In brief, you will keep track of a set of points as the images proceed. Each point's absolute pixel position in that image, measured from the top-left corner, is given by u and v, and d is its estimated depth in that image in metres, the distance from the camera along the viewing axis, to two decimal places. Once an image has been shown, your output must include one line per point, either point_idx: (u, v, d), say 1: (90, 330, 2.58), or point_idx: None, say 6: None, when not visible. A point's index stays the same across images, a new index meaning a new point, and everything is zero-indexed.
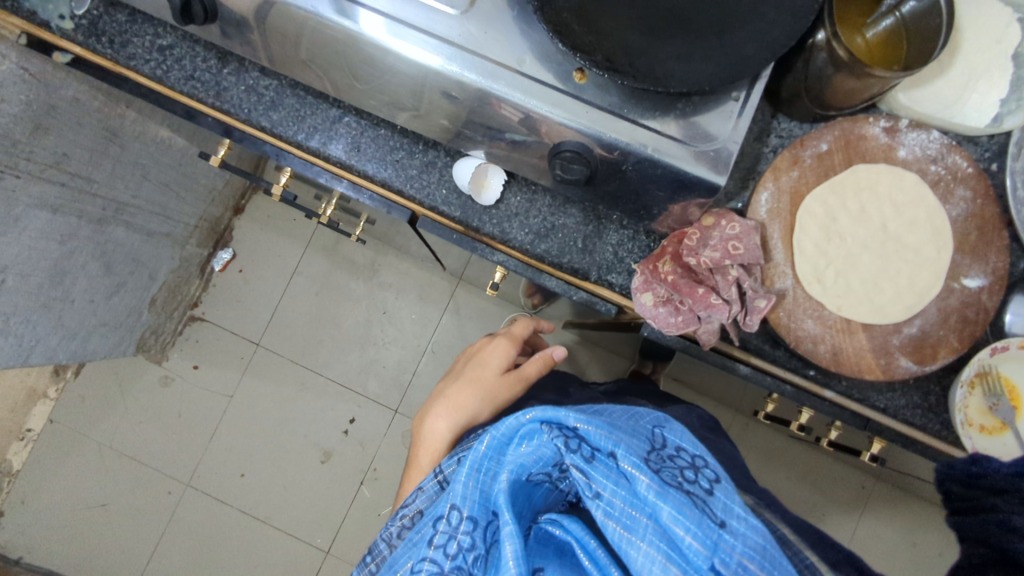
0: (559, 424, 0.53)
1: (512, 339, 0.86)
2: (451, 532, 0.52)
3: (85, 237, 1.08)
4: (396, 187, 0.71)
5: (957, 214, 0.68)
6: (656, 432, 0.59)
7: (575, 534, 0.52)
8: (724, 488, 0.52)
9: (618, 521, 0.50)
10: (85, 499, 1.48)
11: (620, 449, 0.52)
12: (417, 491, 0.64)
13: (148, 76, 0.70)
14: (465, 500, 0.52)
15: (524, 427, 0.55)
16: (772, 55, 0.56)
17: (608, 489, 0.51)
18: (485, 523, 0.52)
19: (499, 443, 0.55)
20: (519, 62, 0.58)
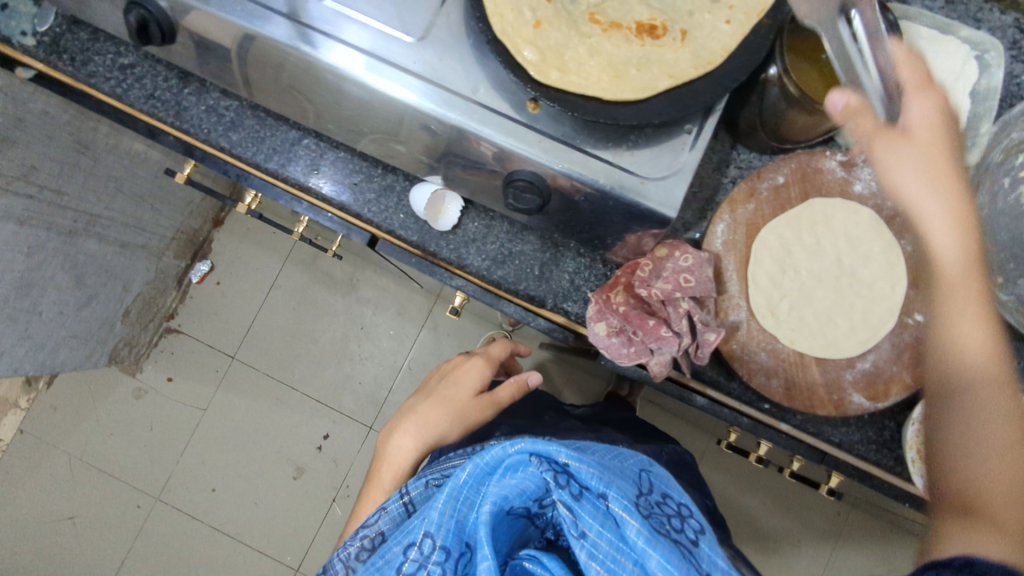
0: (550, 458, 0.52)
1: (489, 360, 0.85)
2: (423, 560, 0.51)
3: (53, 249, 1.07)
4: (354, 211, 0.71)
5: (912, 249, 0.68)
6: (639, 471, 0.59)
7: (554, 571, 0.52)
8: (708, 538, 0.53)
9: (601, 563, 0.50)
10: (52, 512, 1.46)
11: (610, 491, 0.51)
12: (380, 512, 0.60)
13: (109, 94, 0.70)
14: (440, 528, 0.51)
15: (510, 458, 0.53)
16: (723, 89, 0.56)
17: (593, 529, 0.51)
18: (457, 553, 0.52)
19: (483, 472, 0.53)
20: (473, 90, 0.58)
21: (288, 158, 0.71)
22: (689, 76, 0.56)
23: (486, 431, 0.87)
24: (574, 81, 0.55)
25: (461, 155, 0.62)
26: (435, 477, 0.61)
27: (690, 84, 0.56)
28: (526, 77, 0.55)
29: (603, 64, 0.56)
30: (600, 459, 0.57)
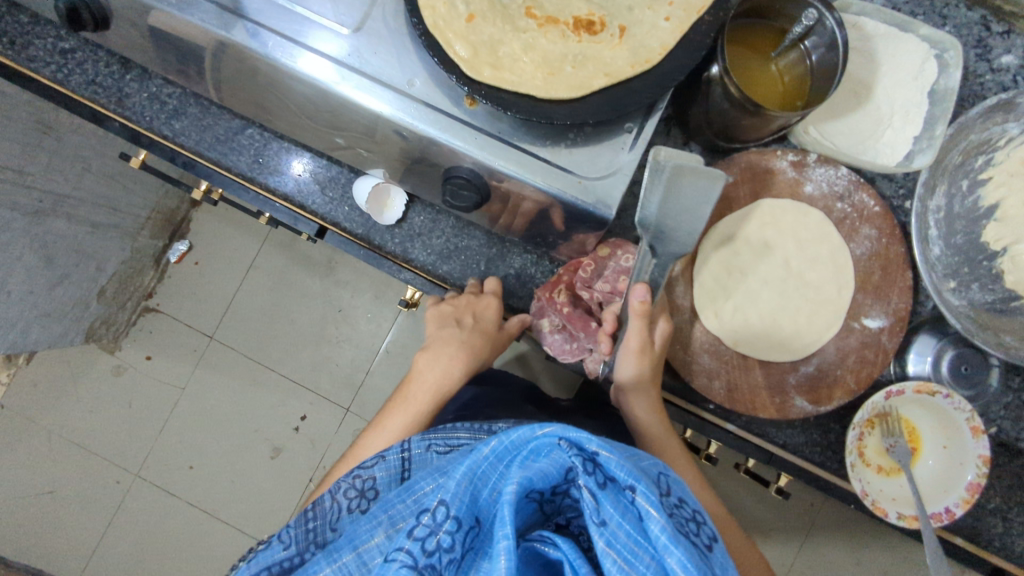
0: (580, 445, 0.50)
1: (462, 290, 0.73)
2: (434, 528, 0.47)
3: (21, 229, 1.07)
4: (299, 202, 0.70)
5: (861, 252, 0.67)
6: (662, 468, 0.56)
7: (568, 557, 0.49)
8: (721, 549, 0.51)
9: (618, 554, 0.47)
10: (34, 485, 1.49)
11: (639, 485, 0.49)
12: (378, 459, 0.61)
13: (49, 78, 0.69)
14: (455, 499, 0.48)
15: (536, 441, 0.51)
16: (660, 90, 0.55)
17: (614, 519, 0.48)
18: (468, 527, 0.49)
19: (506, 451, 0.51)
20: (408, 84, 0.57)
21: (232, 148, 0.70)
22: (627, 76, 0.55)
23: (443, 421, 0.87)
24: (506, 79, 0.54)
25: (406, 152, 0.61)
26: (438, 444, 0.60)
27: (626, 82, 0.55)
28: (458, 72, 0.54)
29: (537, 62, 0.55)
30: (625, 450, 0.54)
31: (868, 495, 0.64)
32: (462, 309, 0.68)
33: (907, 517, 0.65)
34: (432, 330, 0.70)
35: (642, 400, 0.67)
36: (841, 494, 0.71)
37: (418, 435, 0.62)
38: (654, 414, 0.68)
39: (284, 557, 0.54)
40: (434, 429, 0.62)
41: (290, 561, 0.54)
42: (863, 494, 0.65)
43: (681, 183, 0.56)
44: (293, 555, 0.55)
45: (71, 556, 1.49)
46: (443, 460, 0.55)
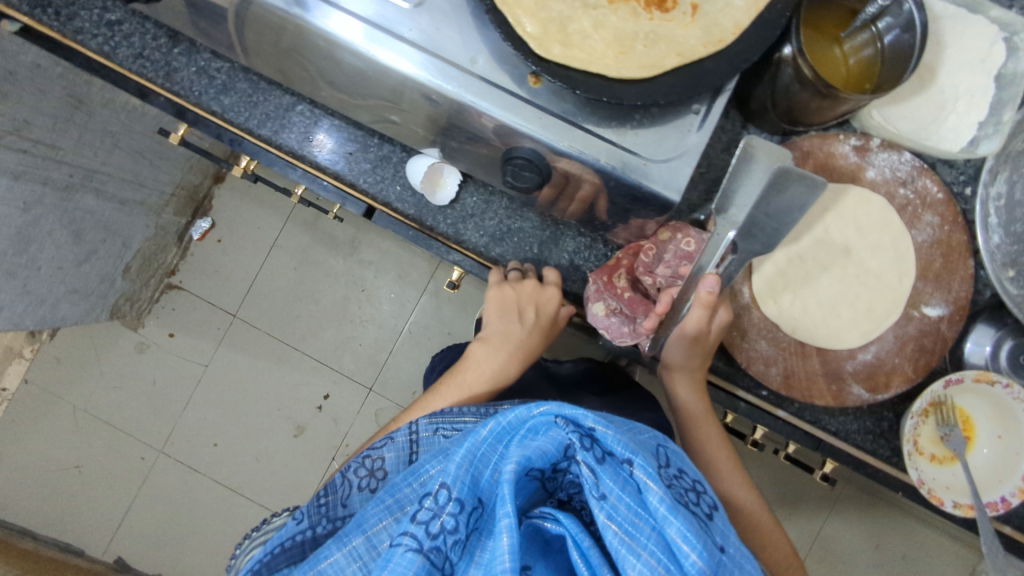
0: (576, 422, 0.54)
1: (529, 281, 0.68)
2: (437, 511, 0.51)
3: (51, 204, 1.06)
4: (349, 180, 0.69)
5: (923, 239, 0.67)
6: (658, 443, 0.60)
7: (570, 531, 0.52)
8: (722, 517, 0.55)
9: (620, 525, 0.51)
10: (60, 460, 1.50)
11: (636, 458, 0.53)
12: (387, 441, 0.65)
13: (96, 51, 0.67)
14: (457, 481, 0.52)
15: (532, 420, 0.55)
16: (732, 70, 0.53)
17: (614, 493, 0.52)
18: (471, 508, 0.52)
19: (504, 432, 0.55)
20: (471, 62, 0.56)
21: (280, 123, 0.68)
22: (700, 55, 0.53)
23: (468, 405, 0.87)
24: (576, 57, 0.53)
25: (472, 131, 0.60)
26: (445, 427, 0.64)
27: (699, 62, 0.54)
28: (526, 50, 0.52)
29: (608, 40, 0.53)
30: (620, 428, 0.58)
31: (923, 484, 0.65)
32: (524, 300, 0.67)
33: (963, 506, 0.65)
34: (492, 319, 0.70)
35: (684, 381, 0.68)
36: (891, 481, 0.71)
37: (426, 418, 0.66)
38: (695, 396, 0.69)
39: (297, 531, 0.58)
40: (442, 413, 0.66)
41: (301, 535, 0.58)
42: (919, 483, 0.65)
43: (789, 186, 0.50)
44: (305, 529, 0.58)
45: (97, 530, 1.51)
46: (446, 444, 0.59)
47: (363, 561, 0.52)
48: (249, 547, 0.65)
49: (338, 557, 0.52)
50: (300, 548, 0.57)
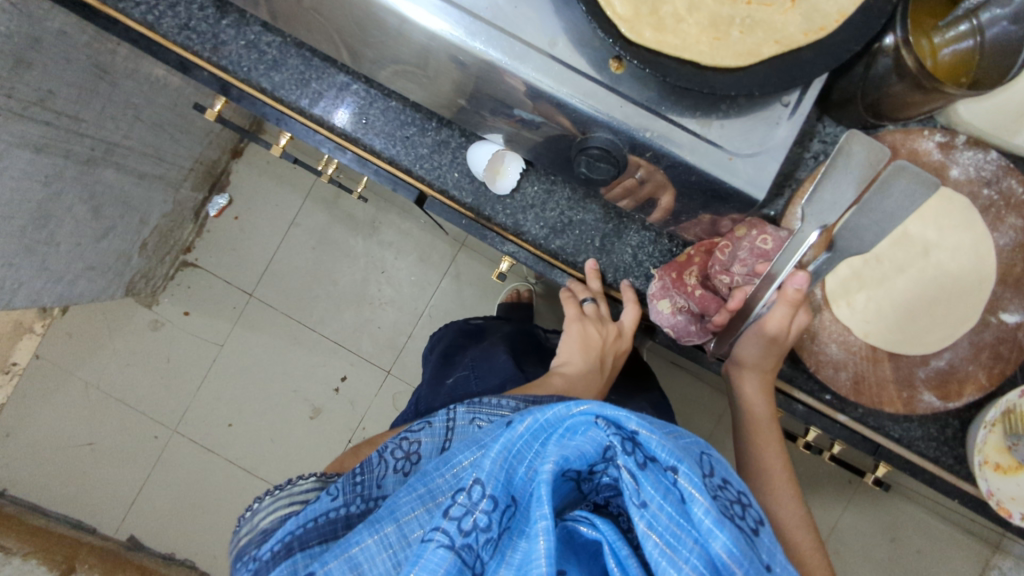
0: (618, 424, 0.44)
1: (616, 329, 0.70)
2: (470, 507, 0.42)
3: (71, 178, 1.03)
4: (404, 165, 0.69)
5: (1004, 243, 0.65)
6: (701, 449, 0.49)
7: (608, 538, 0.44)
8: (768, 531, 0.45)
9: (660, 536, 0.41)
10: (71, 437, 1.46)
11: (682, 465, 0.43)
12: (424, 424, 0.56)
13: (138, 20, 0.65)
14: (491, 477, 0.42)
15: (570, 418, 0.45)
16: (833, 62, 0.50)
17: (655, 500, 0.42)
18: (505, 506, 0.43)
19: (541, 429, 0.45)
20: (550, 44, 0.52)
21: (334, 103, 0.67)
22: (800, 44, 0.50)
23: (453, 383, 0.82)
24: (668, 41, 0.49)
25: (516, 107, 0.57)
26: (483, 418, 0.55)
27: (798, 52, 0.50)
28: (615, 33, 0.49)
29: (703, 24, 0.50)
30: (660, 428, 0.48)
31: (995, 496, 0.63)
32: (608, 350, 0.68)
33: None
34: (576, 354, 0.66)
35: (754, 380, 0.66)
36: (949, 488, 0.69)
37: (465, 405, 0.57)
38: (762, 398, 0.66)
39: (331, 507, 0.49)
40: (481, 402, 0.57)
41: (335, 513, 0.49)
42: (989, 494, 0.64)
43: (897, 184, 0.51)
44: (339, 507, 0.49)
45: (108, 509, 1.47)
46: (482, 432, 0.49)
47: (394, 551, 0.43)
48: (268, 504, 0.52)
49: (370, 543, 0.43)
50: (333, 527, 0.48)
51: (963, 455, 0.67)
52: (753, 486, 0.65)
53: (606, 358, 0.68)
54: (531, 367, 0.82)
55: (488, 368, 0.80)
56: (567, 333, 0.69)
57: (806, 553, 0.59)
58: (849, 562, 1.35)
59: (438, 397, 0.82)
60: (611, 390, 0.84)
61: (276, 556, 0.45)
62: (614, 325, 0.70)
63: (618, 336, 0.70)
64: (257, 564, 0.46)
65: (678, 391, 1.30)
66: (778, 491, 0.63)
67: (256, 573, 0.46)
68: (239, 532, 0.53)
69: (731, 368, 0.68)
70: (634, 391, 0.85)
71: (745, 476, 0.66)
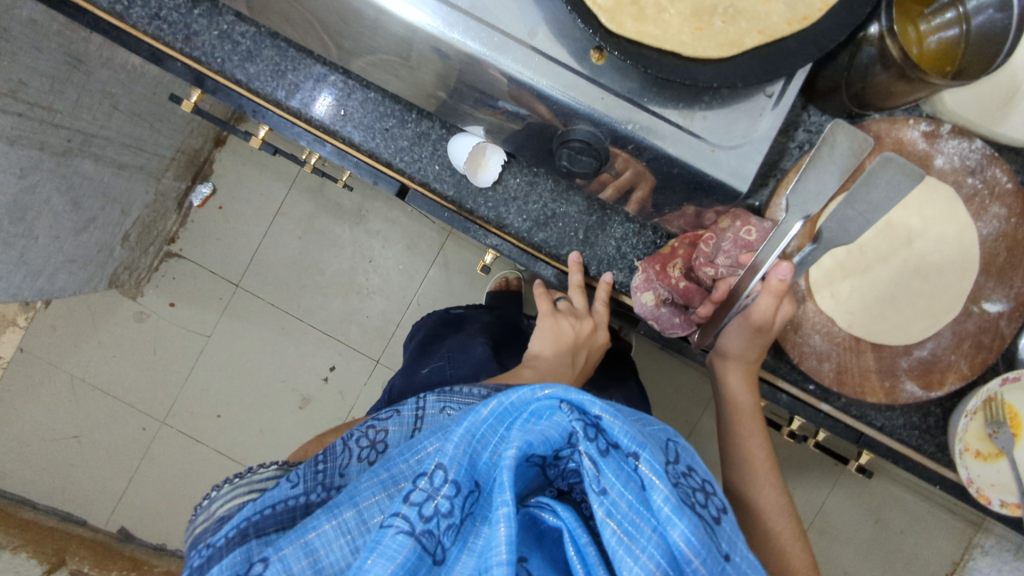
0: (582, 408, 0.43)
1: (592, 326, 0.71)
2: (431, 492, 0.40)
3: (48, 169, 1.00)
4: (384, 158, 0.68)
5: (987, 232, 0.65)
6: (668, 437, 0.49)
7: (568, 525, 0.42)
8: (731, 521, 0.45)
9: (618, 524, 0.40)
10: (58, 430, 1.45)
11: (644, 451, 0.42)
12: (392, 413, 0.55)
13: (107, 10, 0.64)
14: (454, 462, 0.41)
15: (537, 402, 0.43)
16: (817, 52, 0.50)
17: (615, 487, 0.41)
18: (468, 492, 0.41)
19: (506, 412, 0.44)
20: (530, 34, 0.51)
21: (312, 94, 0.66)
22: (784, 33, 0.49)
23: (426, 374, 0.80)
24: (649, 31, 0.48)
25: (501, 99, 0.56)
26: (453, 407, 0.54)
27: (781, 41, 0.50)
28: (595, 24, 0.48)
29: (685, 14, 0.49)
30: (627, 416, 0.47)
31: (974, 484, 0.65)
32: (580, 346, 0.69)
33: (1009, 505, 0.67)
34: (548, 351, 0.67)
35: (738, 371, 0.66)
36: (931, 475, 0.70)
37: (435, 395, 0.56)
38: (746, 388, 0.67)
39: (290, 495, 0.48)
40: (453, 391, 0.56)
41: (294, 500, 0.47)
42: (969, 482, 0.66)
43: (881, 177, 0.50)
44: (299, 495, 0.48)
45: (98, 501, 1.46)
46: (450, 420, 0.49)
47: (353, 536, 0.42)
48: (226, 492, 0.51)
49: (328, 529, 0.42)
50: (292, 515, 0.47)
51: (945, 442, 0.68)
52: (736, 474, 0.66)
53: (578, 354, 0.69)
54: (509, 361, 0.80)
55: (467, 361, 0.78)
56: (539, 327, 0.70)
57: (783, 536, 0.60)
58: (839, 546, 1.35)
59: (412, 387, 0.80)
60: (599, 381, 0.84)
61: (230, 543, 0.43)
62: (590, 322, 0.71)
63: (592, 330, 0.71)
64: (209, 551, 0.44)
65: (669, 378, 1.29)
66: (759, 480, 0.64)
67: (209, 560, 0.44)
68: (195, 521, 0.52)
69: (717, 360, 0.68)
70: (619, 381, 0.86)
71: (728, 465, 0.67)
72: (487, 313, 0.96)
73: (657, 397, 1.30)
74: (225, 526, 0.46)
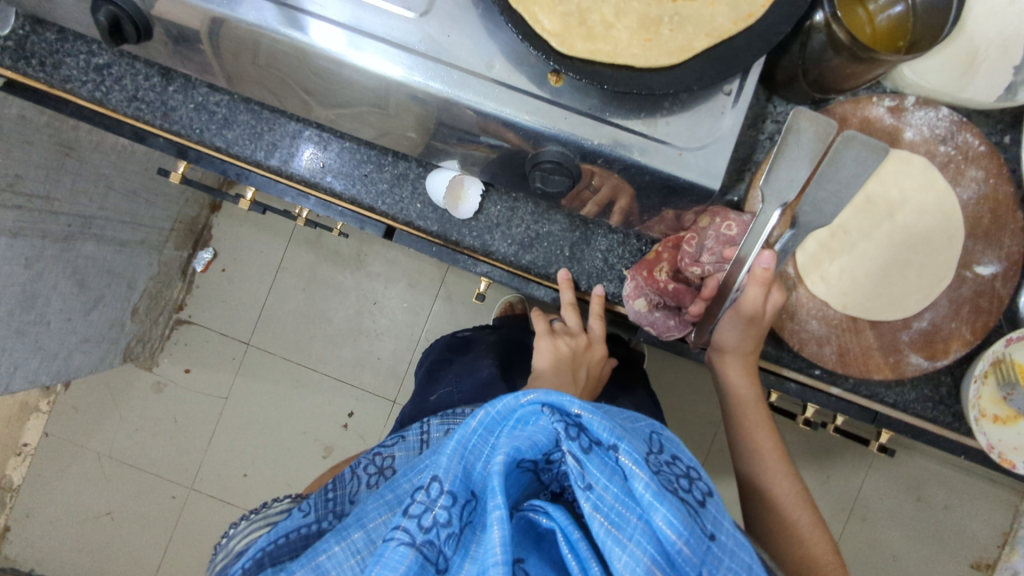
0: (562, 409, 0.43)
1: (587, 343, 0.72)
2: (429, 504, 0.41)
3: (51, 256, 1.03)
4: (367, 203, 0.70)
5: (968, 196, 0.66)
6: (652, 429, 0.50)
7: (560, 524, 0.42)
8: (717, 502, 0.45)
9: (605, 516, 0.41)
10: (89, 509, 1.46)
11: (622, 443, 0.43)
12: (398, 439, 0.59)
13: (88, 98, 0.68)
14: (449, 473, 0.42)
15: (522, 409, 0.45)
16: (767, 46, 0.51)
17: (601, 482, 0.42)
18: (465, 501, 0.42)
19: (493, 422, 0.45)
20: (488, 67, 0.53)
21: (291, 151, 0.69)
22: (731, 33, 0.50)
23: (434, 402, 0.80)
24: (600, 49, 0.50)
25: (483, 134, 0.57)
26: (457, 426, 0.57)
27: (730, 41, 0.51)
28: (547, 49, 0.49)
29: (633, 28, 0.51)
30: (610, 414, 0.48)
31: (993, 449, 0.64)
32: (580, 362, 0.70)
33: None
34: (549, 372, 0.68)
35: (736, 363, 0.66)
36: (953, 445, 0.69)
37: (438, 418, 0.59)
38: (745, 380, 0.67)
39: (302, 523, 0.49)
40: (454, 413, 0.59)
41: (306, 528, 0.49)
42: (989, 447, 0.65)
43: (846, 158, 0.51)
44: (311, 522, 0.50)
45: None
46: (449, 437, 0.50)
47: (361, 556, 0.43)
48: (243, 527, 0.54)
49: (337, 551, 0.43)
50: (305, 542, 0.48)
51: (961, 411, 0.67)
52: (746, 468, 0.68)
53: (579, 370, 0.70)
54: (515, 383, 0.81)
55: (473, 384, 0.78)
56: (538, 348, 0.71)
57: (802, 525, 0.62)
58: (885, 531, 1.31)
59: (421, 414, 0.79)
60: (608, 392, 0.84)
61: (247, 572, 0.45)
62: (585, 339, 0.72)
63: (587, 346, 0.72)
64: None
65: (686, 382, 1.29)
66: (771, 470, 0.66)
67: None
68: (217, 557, 0.55)
69: (714, 355, 0.68)
70: (630, 389, 0.86)
71: (739, 458, 0.69)
72: (487, 333, 0.97)
73: (677, 402, 1.29)
74: (242, 558, 0.48)
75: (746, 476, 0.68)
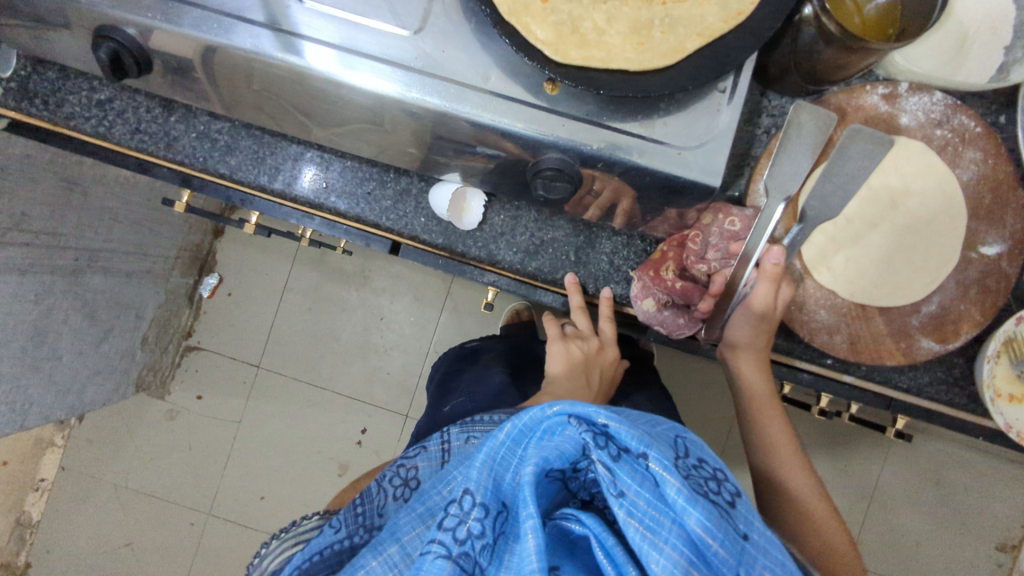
0: (589, 419, 0.44)
1: (597, 346, 0.71)
2: (462, 517, 0.41)
3: (61, 291, 1.04)
4: (371, 221, 0.70)
5: (968, 177, 0.66)
6: (675, 433, 0.50)
7: (594, 530, 0.43)
8: (746, 503, 0.45)
9: (640, 522, 0.41)
10: (109, 541, 1.46)
11: (651, 450, 0.43)
12: (420, 450, 0.58)
13: (91, 133, 0.69)
14: (480, 485, 0.42)
15: (546, 420, 0.45)
16: (759, 42, 0.51)
17: (632, 488, 0.42)
18: (496, 512, 0.42)
19: (521, 434, 0.45)
20: (484, 78, 0.53)
21: (294, 173, 0.70)
22: (722, 31, 0.51)
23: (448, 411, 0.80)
24: (594, 55, 0.51)
25: (480, 145, 0.58)
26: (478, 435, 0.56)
27: (722, 39, 0.51)
28: (542, 58, 0.50)
29: (625, 32, 0.51)
30: (632, 419, 0.48)
31: (1012, 428, 0.63)
32: (592, 364, 0.70)
33: None
34: (562, 376, 0.68)
35: (749, 359, 0.66)
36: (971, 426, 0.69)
37: (458, 426, 0.58)
38: (759, 376, 0.67)
39: (335, 540, 0.50)
40: (473, 421, 0.58)
41: (339, 544, 0.50)
42: (1007, 427, 0.64)
43: None
44: (342, 538, 0.50)
45: None
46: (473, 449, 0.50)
47: (398, 570, 0.43)
48: (274, 548, 0.54)
49: (374, 566, 0.43)
50: (339, 558, 0.49)
51: (975, 392, 0.68)
52: (760, 462, 0.67)
53: (592, 372, 0.70)
54: (527, 390, 0.81)
55: (485, 394, 0.78)
56: (550, 354, 0.71)
57: (819, 518, 0.62)
58: (907, 518, 1.30)
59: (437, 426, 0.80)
60: (622, 393, 0.84)
61: None
62: (595, 341, 0.72)
63: (599, 348, 0.72)
64: None
65: (699, 379, 1.29)
66: (786, 466, 0.66)
67: None
68: None
69: (726, 352, 0.68)
70: (644, 389, 0.86)
71: (753, 453, 0.69)
72: (495, 342, 0.97)
73: (690, 399, 1.29)
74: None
75: (760, 471, 0.67)
